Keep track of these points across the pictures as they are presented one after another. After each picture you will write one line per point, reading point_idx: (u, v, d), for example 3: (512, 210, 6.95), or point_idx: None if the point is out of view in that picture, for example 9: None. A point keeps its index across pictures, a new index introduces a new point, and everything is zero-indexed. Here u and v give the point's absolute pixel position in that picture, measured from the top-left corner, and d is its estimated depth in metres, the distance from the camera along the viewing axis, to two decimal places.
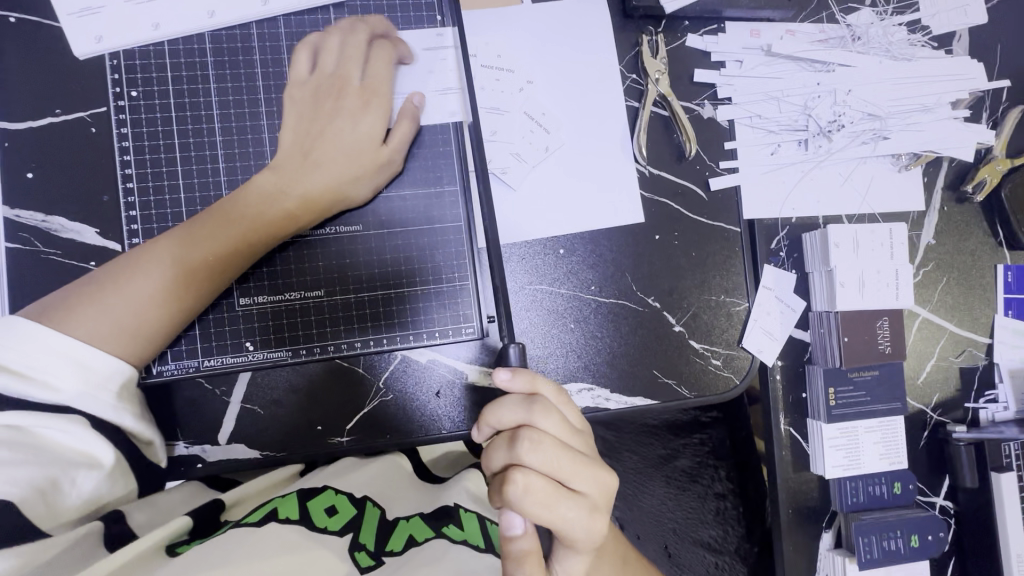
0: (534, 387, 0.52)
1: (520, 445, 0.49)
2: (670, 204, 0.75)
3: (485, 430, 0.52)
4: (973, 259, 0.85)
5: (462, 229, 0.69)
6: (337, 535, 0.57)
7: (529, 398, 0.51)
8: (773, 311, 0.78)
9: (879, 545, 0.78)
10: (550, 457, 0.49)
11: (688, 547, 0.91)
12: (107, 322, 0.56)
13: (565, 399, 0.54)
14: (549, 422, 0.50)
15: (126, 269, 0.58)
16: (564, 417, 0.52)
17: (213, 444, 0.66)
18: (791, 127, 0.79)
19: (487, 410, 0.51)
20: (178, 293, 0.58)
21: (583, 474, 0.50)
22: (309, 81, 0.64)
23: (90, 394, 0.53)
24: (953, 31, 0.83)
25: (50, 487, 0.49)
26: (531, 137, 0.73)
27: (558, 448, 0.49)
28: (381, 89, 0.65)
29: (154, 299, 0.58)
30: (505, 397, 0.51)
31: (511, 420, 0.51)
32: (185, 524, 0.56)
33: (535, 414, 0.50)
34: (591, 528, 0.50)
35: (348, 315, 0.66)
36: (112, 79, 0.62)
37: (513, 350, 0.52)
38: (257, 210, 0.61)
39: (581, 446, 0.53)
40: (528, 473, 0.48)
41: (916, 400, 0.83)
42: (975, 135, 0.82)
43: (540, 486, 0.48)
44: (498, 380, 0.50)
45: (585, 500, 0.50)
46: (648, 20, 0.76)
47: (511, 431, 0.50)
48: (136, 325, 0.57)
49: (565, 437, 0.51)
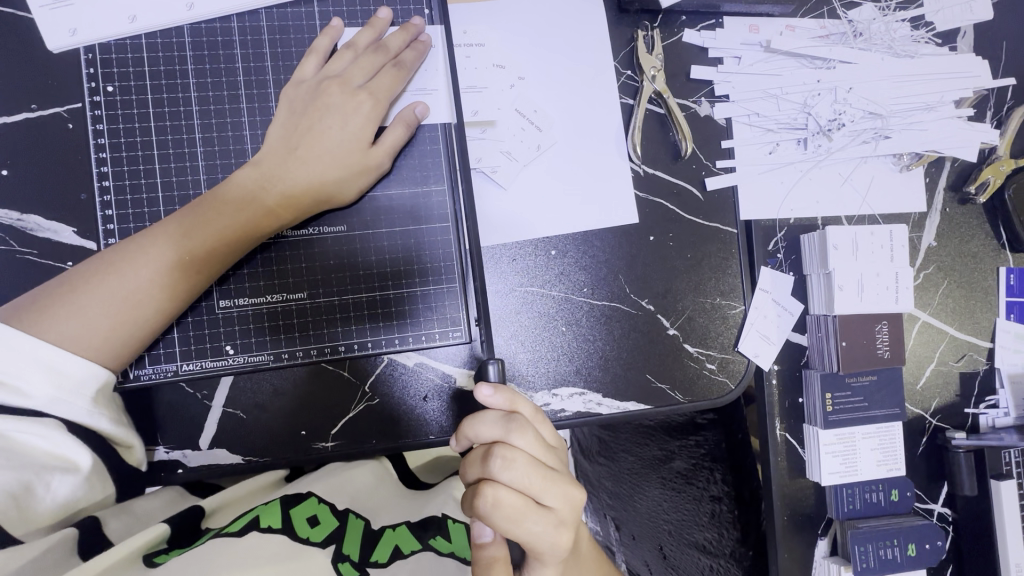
0: (513, 404, 0.51)
1: (493, 461, 0.48)
2: (666, 204, 0.74)
3: (463, 442, 0.51)
4: (975, 262, 0.83)
5: (449, 229, 0.67)
6: (319, 546, 0.55)
7: (506, 415, 0.50)
8: (770, 314, 0.76)
9: (876, 554, 0.77)
10: (521, 474, 0.48)
11: (683, 549, 0.89)
12: (81, 326, 0.54)
13: (541, 418, 0.53)
14: (524, 439, 0.49)
15: (102, 270, 0.56)
16: (539, 434, 0.50)
17: (194, 449, 0.64)
18: (791, 126, 0.77)
19: (465, 423, 0.50)
20: (155, 295, 0.57)
21: (554, 490, 0.49)
22: (302, 81, 0.62)
23: (64, 398, 0.52)
24: (958, 27, 0.81)
25: (22, 492, 0.48)
26: (522, 136, 0.71)
27: (531, 465, 0.48)
28: (379, 92, 0.62)
29: (131, 301, 0.56)
30: (484, 412, 0.50)
31: (486, 436, 0.50)
32: (161, 533, 0.54)
33: (511, 431, 0.49)
34: (557, 543, 0.49)
35: (331, 317, 0.65)
36: (87, 73, 0.60)
37: (492, 368, 0.52)
38: (236, 209, 0.59)
39: (556, 464, 0.52)
40: (498, 489, 0.47)
41: (915, 406, 0.82)
42: (980, 134, 0.79)
43: (509, 501, 0.47)
44: (480, 396, 0.49)
45: (554, 516, 0.49)
46: (644, 15, 0.74)
47: (485, 447, 0.49)
48: (111, 328, 0.55)
49: (541, 455, 0.50)
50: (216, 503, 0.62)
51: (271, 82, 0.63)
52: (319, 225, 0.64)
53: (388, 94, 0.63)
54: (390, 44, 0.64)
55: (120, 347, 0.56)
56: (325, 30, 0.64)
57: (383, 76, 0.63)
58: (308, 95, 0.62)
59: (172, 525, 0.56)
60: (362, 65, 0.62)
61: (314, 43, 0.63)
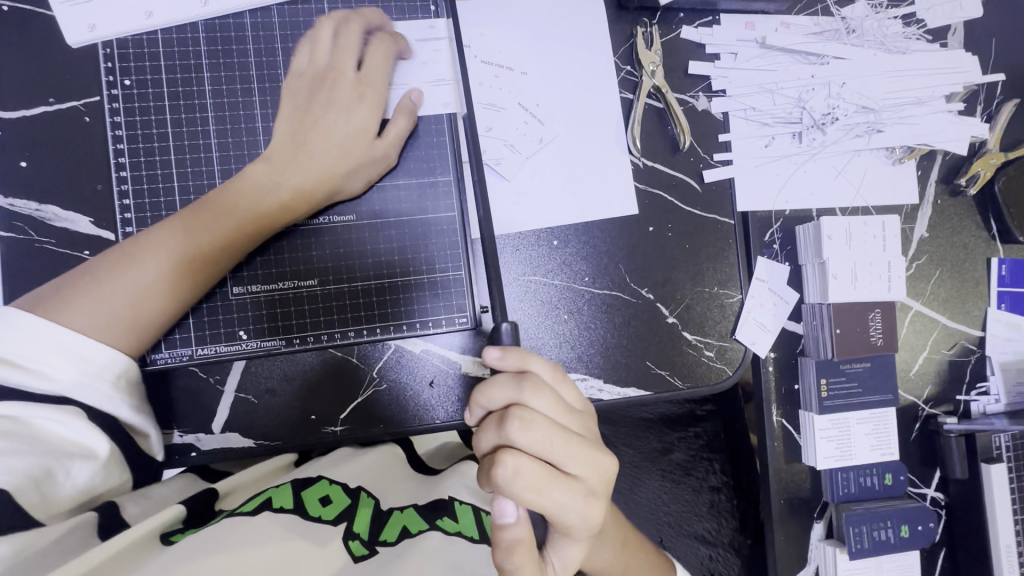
0: (523, 365, 0.52)
1: (510, 424, 0.49)
2: (665, 195, 0.76)
3: (477, 411, 0.53)
4: (965, 253, 0.85)
5: (455, 219, 0.69)
6: (331, 524, 0.57)
7: (518, 377, 0.51)
8: (767, 302, 0.78)
9: (869, 535, 0.79)
10: (542, 436, 0.49)
11: (683, 539, 0.91)
12: (103, 313, 0.56)
13: (561, 379, 0.54)
14: (539, 401, 0.51)
15: (121, 260, 0.58)
16: (556, 397, 0.52)
17: (207, 432, 0.66)
18: (786, 120, 0.79)
19: (478, 391, 0.52)
20: (175, 284, 0.59)
21: (578, 457, 0.50)
22: (301, 72, 0.64)
23: (88, 383, 0.54)
24: (949, 24, 0.83)
25: (45, 478, 0.50)
26: (524, 129, 0.73)
27: (551, 429, 0.50)
28: (375, 82, 0.65)
29: (152, 290, 0.58)
30: (496, 375, 0.52)
31: (501, 400, 0.51)
32: (177, 513, 0.56)
33: (525, 393, 0.51)
34: (587, 514, 0.51)
35: (342, 306, 0.67)
36: (105, 67, 0.62)
37: (507, 329, 0.53)
38: (250, 201, 0.61)
39: (578, 429, 0.53)
40: (518, 455, 0.49)
41: (908, 393, 0.84)
42: (970, 128, 0.81)
43: (530, 468, 0.49)
44: (488, 357, 0.51)
45: (581, 485, 0.51)
46: (643, 12, 0.76)
47: (500, 412, 0.51)
48: (133, 316, 0.57)
49: (558, 419, 0.51)
50: (232, 484, 0.64)
51: (283, 76, 0.65)
52: (329, 216, 0.66)
53: (381, 82, 0.65)
54: (382, 32, 0.66)
55: (138, 334, 0.58)
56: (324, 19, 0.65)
57: (371, 60, 0.64)
58: (320, 90, 0.64)
59: (188, 506, 0.58)
60: (352, 52, 0.64)
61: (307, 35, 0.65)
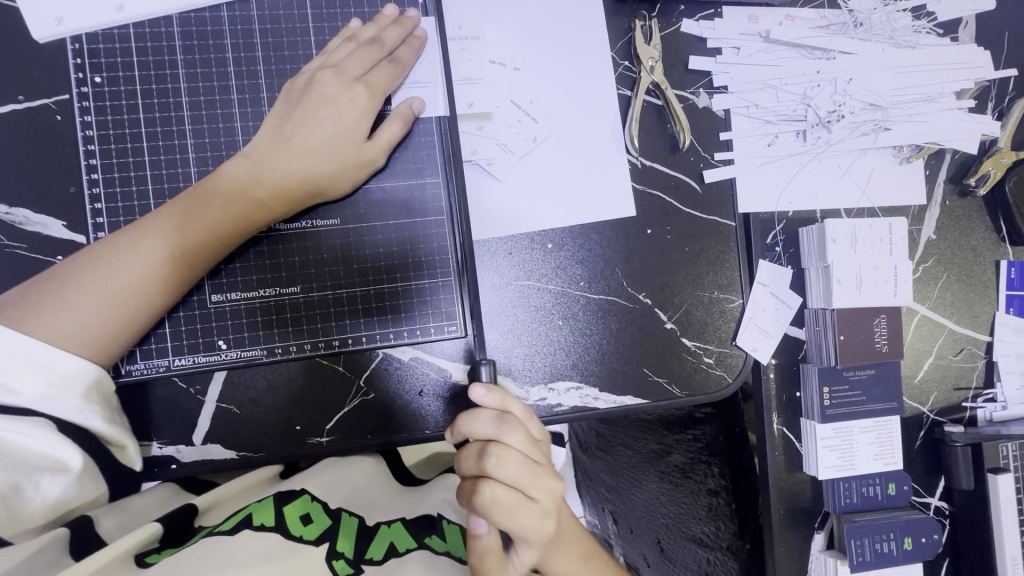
0: (505, 403, 0.51)
1: (486, 459, 0.48)
2: (662, 196, 0.73)
3: (454, 438, 0.51)
4: (974, 256, 0.83)
5: (444, 222, 0.66)
6: (314, 544, 0.55)
7: (498, 413, 0.50)
8: (769, 308, 0.75)
9: (871, 547, 0.77)
10: (513, 470, 0.48)
11: (679, 542, 0.85)
12: (70, 322, 0.53)
13: (531, 414, 0.53)
14: (514, 436, 0.49)
15: (89, 268, 0.55)
16: (529, 430, 0.51)
17: (188, 444, 0.64)
18: (790, 118, 0.76)
19: (457, 421, 0.50)
20: (147, 290, 0.56)
21: (543, 484, 0.49)
22: (301, 73, 0.61)
23: (54, 396, 0.51)
24: (960, 17, 0.80)
25: (11, 492, 0.48)
26: (517, 127, 0.70)
27: (522, 462, 0.48)
28: (378, 87, 0.62)
29: (123, 296, 0.55)
30: (478, 408, 0.50)
31: (478, 433, 0.49)
32: (152, 532, 0.53)
33: (502, 430, 0.49)
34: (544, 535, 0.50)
35: (324, 312, 0.64)
36: (74, 64, 0.59)
37: (486, 368, 0.52)
38: (223, 200, 0.58)
39: (545, 457, 0.52)
40: (492, 485, 0.47)
41: (913, 400, 0.82)
42: (980, 126, 0.79)
43: (502, 497, 0.48)
44: (474, 394, 0.48)
45: (542, 509, 0.49)
46: (641, 5, 0.73)
47: (478, 444, 0.49)
48: (102, 324, 0.55)
49: (531, 451, 0.50)
50: (213, 499, 0.61)
51: (263, 72, 0.62)
52: (311, 217, 0.63)
53: (386, 87, 0.62)
54: (386, 38, 0.63)
55: (113, 343, 0.56)
56: (343, 30, 0.63)
57: (379, 69, 0.62)
58: (302, 86, 0.60)
59: (163, 524, 0.55)
60: (358, 57, 0.61)
61: (328, 44, 0.63)
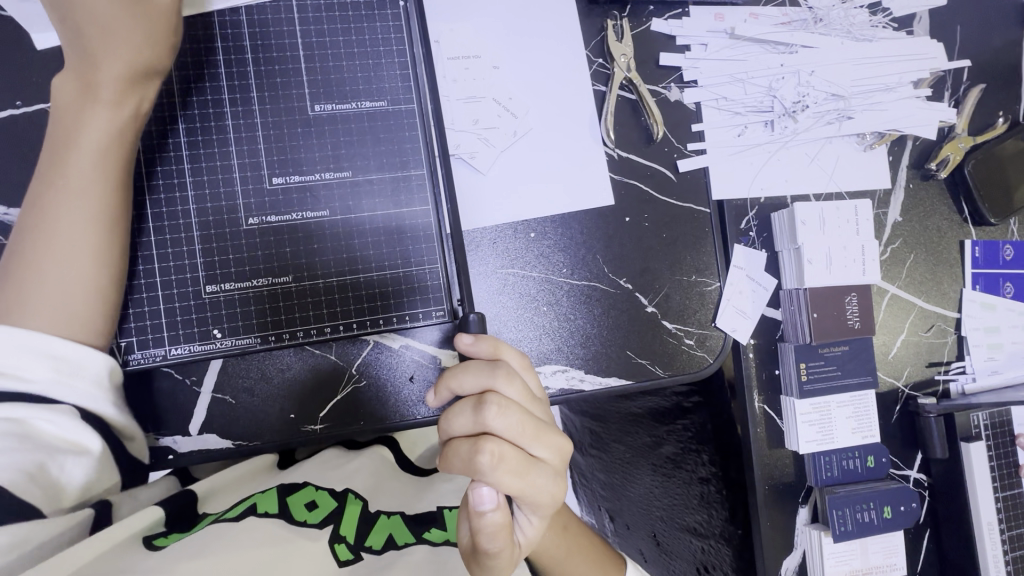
0: (497, 352, 0.52)
1: (486, 410, 0.47)
2: (639, 186, 0.76)
3: (443, 396, 0.51)
4: (938, 236, 0.87)
5: (429, 213, 0.68)
6: (318, 526, 0.57)
7: (492, 362, 0.51)
8: (745, 290, 0.79)
9: (853, 517, 0.80)
10: (517, 422, 0.48)
11: (676, 534, 0.93)
12: (50, 304, 0.54)
13: (527, 368, 0.55)
14: (512, 387, 0.50)
15: (37, 249, 0.55)
16: (524, 382, 0.51)
17: (184, 435, 0.66)
18: (757, 109, 0.80)
19: (450, 375, 0.50)
20: (101, 243, 0.57)
21: (548, 440, 0.49)
22: None
23: (64, 382, 0.52)
24: (914, 12, 0.85)
25: (38, 472, 0.48)
26: (497, 121, 0.73)
27: (524, 413, 0.48)
28: None
29: (80, 260, 0.56)
30: (470, 362, 0.51)
31: (474, 386, 0.50)
32: (157, 518, 0.55)
33: (499, 379, 0.50)
34: (555, 494, 0.50)
35: (316, 301, 0.66)
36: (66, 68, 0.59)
37: (474, 319, 0.53)
38: (81, 117, 0.57)
39: (542, 414, 0.52)
40: (498, 441, 0.47)
41: (888, 375, 0.85)
42: (938, 113, 0.83)
43: (511, 454, 0.47)
44: (459, 342, 0.51)
45: (551, 468, 0.50)
46: (613, 5, 0.77)
47: (476, 396, 0.49)
48: (80, 295, 0.56)
49: (528, 405, 0.51)
50: (211, 488, 0.63)
51: (252, 72, 0.64)
52: (253, 120, 0.64)
53: None
54: None
55: (108, 296, 0.58)
56: None
57: None
58: None
59: (169, 510, 0.57)
60: None
61: None
